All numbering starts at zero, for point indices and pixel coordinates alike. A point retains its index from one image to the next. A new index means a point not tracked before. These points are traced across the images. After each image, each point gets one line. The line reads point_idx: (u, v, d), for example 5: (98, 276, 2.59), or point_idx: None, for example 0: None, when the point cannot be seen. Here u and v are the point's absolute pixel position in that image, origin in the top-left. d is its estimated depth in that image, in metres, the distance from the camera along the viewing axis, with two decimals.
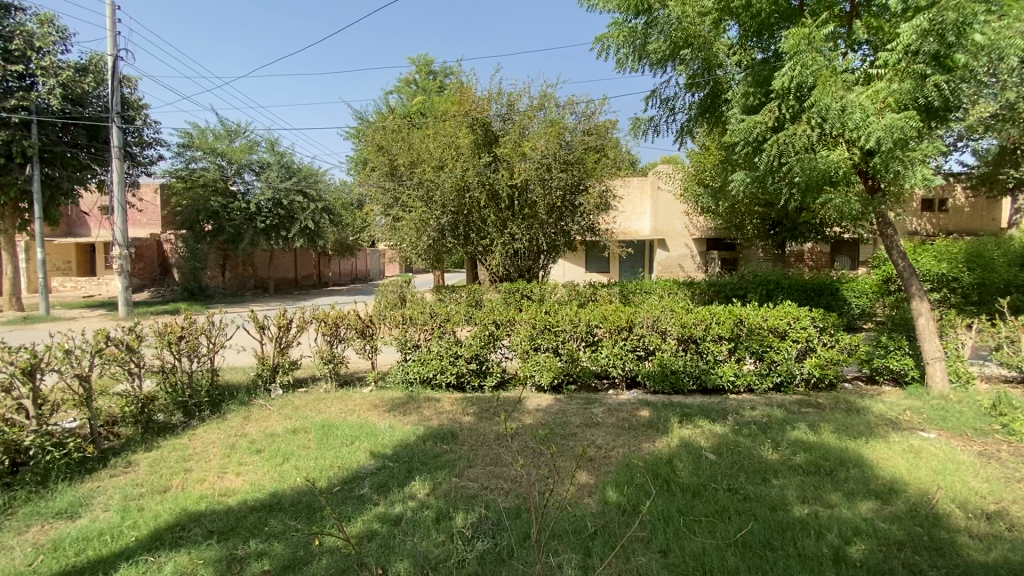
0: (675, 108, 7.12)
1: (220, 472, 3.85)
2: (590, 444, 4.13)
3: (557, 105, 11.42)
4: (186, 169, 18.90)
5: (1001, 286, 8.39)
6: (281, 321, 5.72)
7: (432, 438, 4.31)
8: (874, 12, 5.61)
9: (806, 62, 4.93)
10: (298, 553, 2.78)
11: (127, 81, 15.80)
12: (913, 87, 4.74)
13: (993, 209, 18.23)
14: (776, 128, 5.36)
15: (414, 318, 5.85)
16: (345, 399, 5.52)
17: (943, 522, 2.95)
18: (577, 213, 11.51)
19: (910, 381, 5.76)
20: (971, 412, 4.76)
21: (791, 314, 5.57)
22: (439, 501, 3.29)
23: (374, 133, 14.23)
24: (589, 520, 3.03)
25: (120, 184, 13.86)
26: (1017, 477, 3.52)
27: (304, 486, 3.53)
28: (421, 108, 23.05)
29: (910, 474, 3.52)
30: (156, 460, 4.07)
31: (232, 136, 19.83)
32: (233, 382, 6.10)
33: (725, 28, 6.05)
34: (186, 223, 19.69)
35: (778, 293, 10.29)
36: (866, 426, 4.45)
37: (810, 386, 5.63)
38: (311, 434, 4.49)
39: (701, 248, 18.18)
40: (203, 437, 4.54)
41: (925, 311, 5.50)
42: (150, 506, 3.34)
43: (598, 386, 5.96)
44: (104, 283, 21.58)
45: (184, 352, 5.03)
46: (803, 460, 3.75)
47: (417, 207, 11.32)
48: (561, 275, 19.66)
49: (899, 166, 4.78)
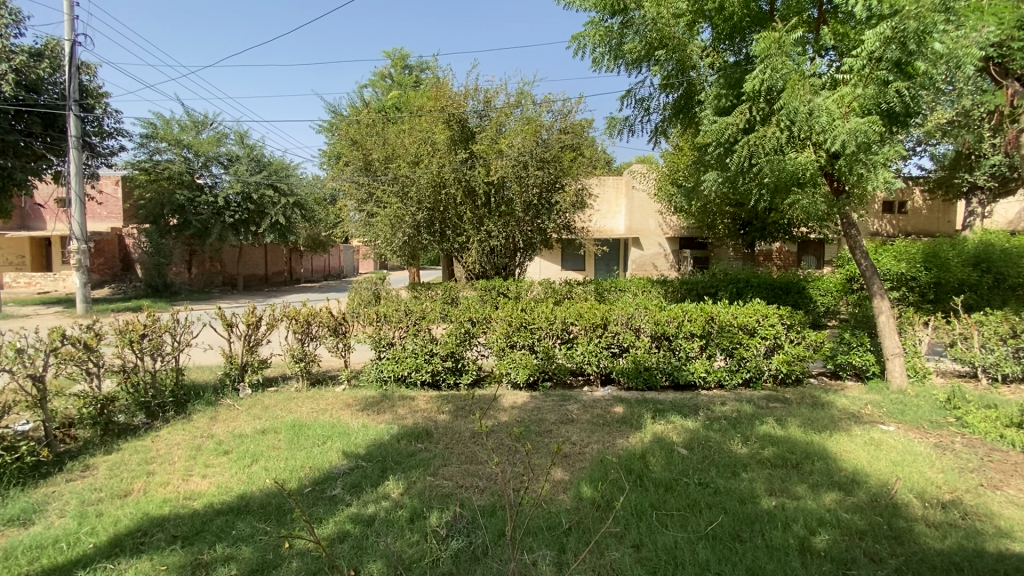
0: (650, 109, 7.19)
1: (185, 474, 3.73)
2: (566, 441, 4.17)
3: (534, 103, 11.35)
4: (150, 161, 18.18)
5: (955, 285, 8.83)
6: (251, 318, 5.49)
7: (406, 437, 4.26)
8: (840, 19, 5.83)
9: (776, 66, 5.03)
10: (266, 557, 2.70)
11: (86, 68, 15.08)
12: (876, 93, 4.88)
13: (949, 212, 19.10)
14: (746, 130, 5.50)
15: (389, 316, 5.77)
16: (317, 399, 5.40)
17: (902, 511, 3.08)
18: (553, 212, 11.48)
19: (870, 377, 5.99)
20: (928, 405, 4.97)
21: (760, 312, 5.72)
22: (414, 500, 3.24)
23: (348, 126, 14.05)
24: (564, 517, 3.04)
25: (79, 175, 13.24)
26: (969, 467, 3.69)
27: (273, 487, 3.44)
28: (397, 103, 22.72)
29: (871, 466, 3.66)
30: (116, 464, 3.91)
31: (199, 127, 19.13)
32: (199, 381, 5.90)
33: (699, 30, 6.14)
34: (150, 217, 18.88)
35: (747, 291, 10.57)
36: (830, 419, 4.61)
37: (778, 381, 5.79)
38: (281, 434, 4.38)
39: (675, 246, 18.50)
40: (167, 440, 4.37)
41: (886, 309, 5.73)
42: (110, 511, 3.21)
43: (573, 382, 5.99)
44: (60, 280, 20.57)
45: (147, 350, 4.83)
46: (771, 454, 3.86)
47: (392, 203, 11.18)
48: (537, 272, 19.73)
49: (863, 168, 4.98)
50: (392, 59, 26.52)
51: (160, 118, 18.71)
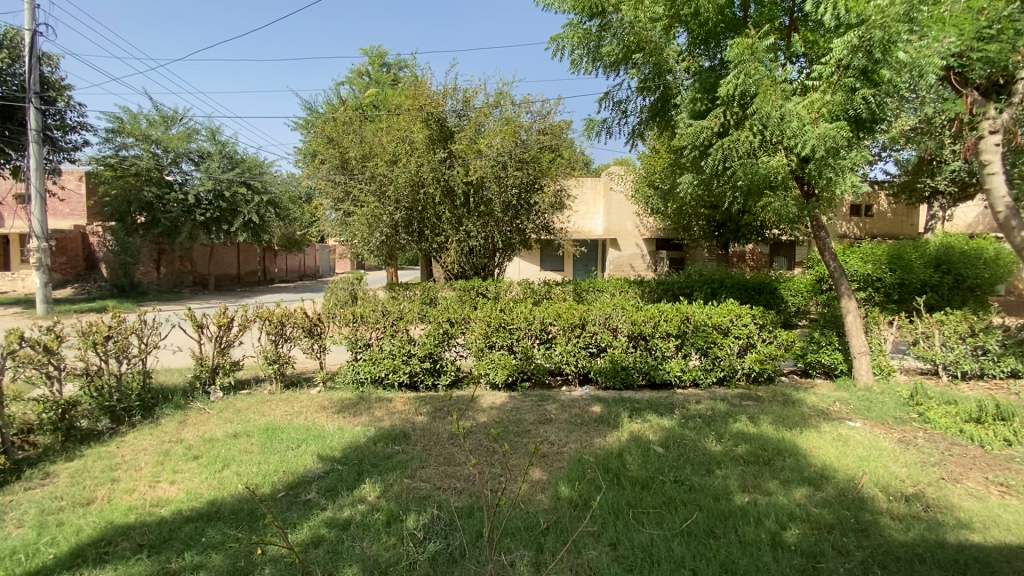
0: (627, 112, 7.26)
1: (152, 480, 3.60)
2: (544, 441, 4.18)
3: (513, 104, 11.37)
4: (116, 157, 17.52)
5: (917, 286, 9.19)
6: (222, 319, 5.35)
7: (383, 438, 4.22)
8: (810, 27, 5.98)
9: (748, 71, 5.16)
10: (238, 563, 2.64)
11: (47, 59, 14.46)
12: (843, 100, 5.06)
13: (912, 215, 19.83)
14: (721, 133, 5.60)
15: (366, 316, 5.69)
16: (291, 401, 5.30)
17: (868, 505, 3.18)
18: (532, 212, 11.49)
19: (838, 374, 6.18)
20: (893, 402, 5.14)
21: (734, 312, 5.84)
22: (391, 503, 3.20)
23: (324, 124, 13.90)
24: (541, 517, 3.05)
25: (39, 170, 12.72)
26: (931, 461, 3.84)
27: (245, 493, 3.36)
28: (374, 101, 22.46)
29: (839, 461, 3.77)
30: (79, 470, 3.77)
31: (169, 122, 18.57)
32: (168, 384, 5.72)
33: (675, 35, 6.23)
34: (115, 214, 18.22)
35: (721, 291, 10.76)
36: (800, 416, 4.73)
37: (751, 379, 5.92)
38: (254, 438, 4.29)
39: (651, 247, 18.77)
40: (133, 445, 4.22)
41: (853, 309, 5.91)
42: (72, 520, 3.09)
43: (552, 382, 6.01)
44: (19, 279, 19.73)
45: (112, 353, 4.64)
46: (744, 451, 3.94)
47: (370, 202, 11.05)
48: (516, 272, 19.78)
49: (831, 172, 5.14)
50: (369, 56, 26.20)
51: (127, 112, 18.09)
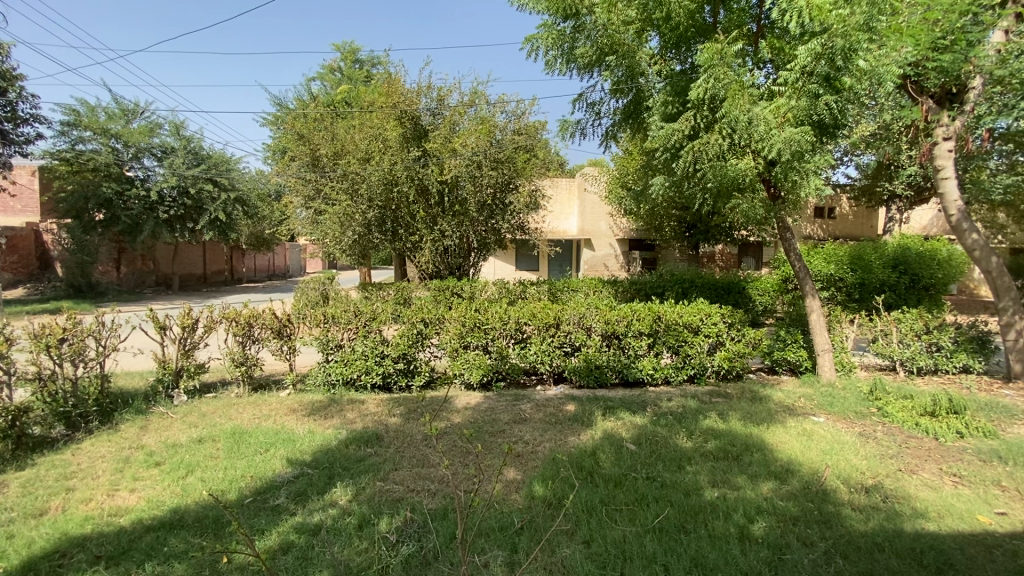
0: (601, 113, 7.34)
1: (111, 489, 3.45)
2: (518, 441, 4.18)
3: (487, 103, 11.33)
4: (72, 151, 16.71)
5: (876, 286, 9.59)
6: (186, 321, 5.16)
7: (355, 441, 4.14)
8: (775, 34, 6.16)
9: (717, 76, 5.28)
10: (202, 573, 2.55)
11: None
12: (808, 105, 5.10)
13: (872, 218, 20.66)
14: (691, 135, 5.71)
15: (338, 317, 5.59)
16: (260, 404, 5.16)
17: (831, 497, 3.30)
18: (507, 212, 11.45)
19: (804, 371, 6.36)
20: (853, 397, 5.35)
21: (704, 311, 5.96)
22: (363, 507, 3.15)
23: (294, 120, 13.61)
24: (516, 516, 3.05)
25: None
26: (889, 453, 4.00)
27: (210, 500, 3.25)
28: (347, 98, 22.10)
29: (803, 455, 3.90)
30: (30, 480, 3.58)
31: (129, 116, 17.84)
32: (128, 388, 5.50)
33: (648, 38, 6.33)
34: (71, 211, 17.38)
35: (692, 291, 10.97)
36: (767, 412, 4.87)
37: (720, 377, 6.05)
38: (220, 443, 4.15)
39: (625, 247, 19.05)
40: (89, 452, 4.04)
41: (817, 308, 6.12)
42: (23, 532, 2.93)
43: (526, 381, 6.02)
44: None
45: (66, 356, 4.40)
46: (714, 447, 4.02)
47: (342, 200, 10.87)
48: (491, 273, 19.74)
49: (796, 175, 5.29)
50: (341, 52, 25.73)
51: (84, 104, 17.29)
